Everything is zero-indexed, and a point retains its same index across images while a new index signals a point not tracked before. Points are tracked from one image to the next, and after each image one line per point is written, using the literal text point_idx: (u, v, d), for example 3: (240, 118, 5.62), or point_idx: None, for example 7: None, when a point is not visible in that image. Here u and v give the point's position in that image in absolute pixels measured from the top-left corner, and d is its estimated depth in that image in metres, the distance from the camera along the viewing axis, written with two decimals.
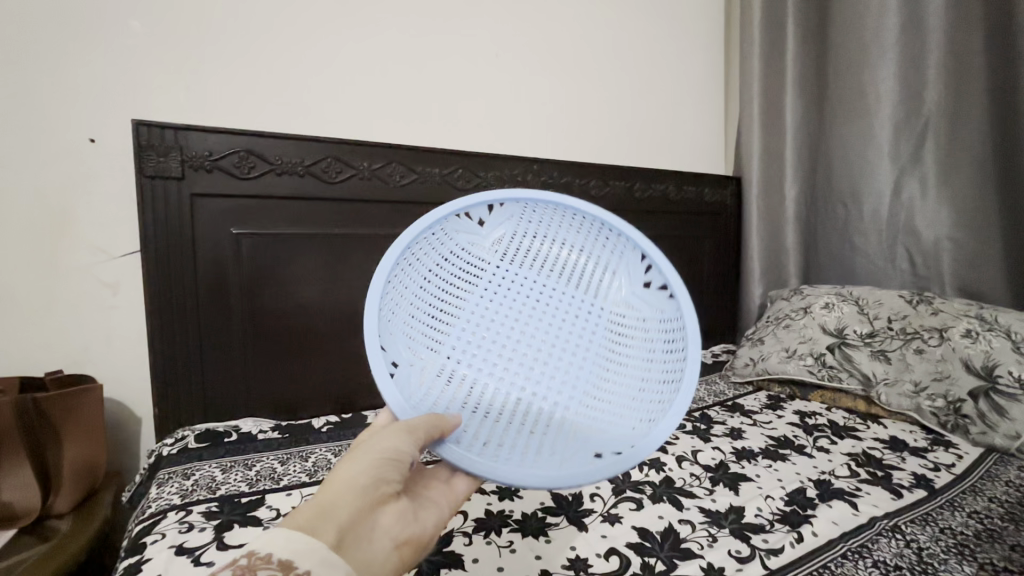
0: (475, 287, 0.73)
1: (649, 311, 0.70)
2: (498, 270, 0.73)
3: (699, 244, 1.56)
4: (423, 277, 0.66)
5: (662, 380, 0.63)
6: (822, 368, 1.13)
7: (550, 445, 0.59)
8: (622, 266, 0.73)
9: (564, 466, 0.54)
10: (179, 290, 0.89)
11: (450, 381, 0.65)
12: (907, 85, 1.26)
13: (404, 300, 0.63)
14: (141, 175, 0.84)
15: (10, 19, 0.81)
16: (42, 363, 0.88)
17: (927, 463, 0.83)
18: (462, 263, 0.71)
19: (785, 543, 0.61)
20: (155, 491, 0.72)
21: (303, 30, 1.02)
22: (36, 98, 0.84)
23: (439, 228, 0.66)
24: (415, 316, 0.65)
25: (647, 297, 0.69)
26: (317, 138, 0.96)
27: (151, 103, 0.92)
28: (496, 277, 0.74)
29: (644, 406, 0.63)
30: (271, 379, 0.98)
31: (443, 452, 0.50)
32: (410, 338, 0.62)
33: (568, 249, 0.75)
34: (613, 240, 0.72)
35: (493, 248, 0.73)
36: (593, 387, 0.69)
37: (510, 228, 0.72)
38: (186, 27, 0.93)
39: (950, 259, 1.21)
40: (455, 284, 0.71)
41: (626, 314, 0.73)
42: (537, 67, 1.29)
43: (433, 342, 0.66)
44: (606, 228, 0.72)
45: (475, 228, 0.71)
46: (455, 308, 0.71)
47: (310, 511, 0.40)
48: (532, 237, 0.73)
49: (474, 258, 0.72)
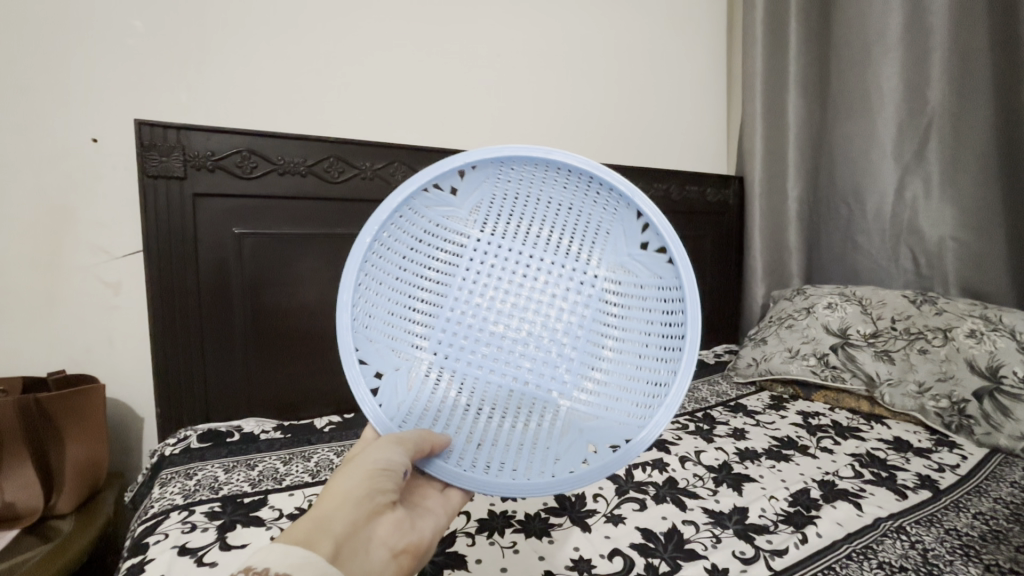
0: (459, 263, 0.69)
1: (647, 275, 0.66)
2: (480, 241, 0.69)
3: (701, 244, 1.55)
4: (399, 267, 0.64)
5: (659, 361, 0.62)
6: (826, 368, 1.12)
7: (542, 444, 0.61)
8: (613, 227, 0.67)
9: (551, 468, 0.58)
10: (181, 290, 0.89)
11: (441, 376, 0.64)
12: (911, 84, 1.25)
13: (381, 300, 0.62)
14: (144, 175, 0.84)
15: (14, 20, 0.81)
16: (45, 363, 0.88)
17: (932, 463, 0.83)
18: (440, 240, 0.68)
19: (790, 544, 0.61)
20: (158, 491, 0.72)
21: (305, 30, 1.02)
22: (39, 99, 0.84)
23: (406, 209, 0.61)
24: (394, 312, 0.64)
25: (641, 257, 0.65)
26: (319, 138, 0.96)
27: (153, 103, 0.91)
28: (478, 250, 0.69)
29: (639, 390, 0.63)
30: (273, 380, 0.98)
31: (432, 469, 0.53)
32: (393, 340, 0.63)
33: (554, 209, 0.68)
34: (602, 198, 0.65)
35: (472, 218, 0.68)
36: (589, 368, 0.68)
37: (487, 193, 0.66)
38: (188, 26, 0.92)
39: (954, 259, 1.20)
40: (435, 265, 0.68)
41: (620, 281, 0.69)
42: (539, 66, 1.29)
43: (419, 334, 0.65)
44: (593, 183, 0.64)
45: (448, 199, 0.65)
46: (439, 290, 0.68)
47: (307, 525, 0.40)
48: (511, 202, 0.67)
49: (453, 232, 0.68)
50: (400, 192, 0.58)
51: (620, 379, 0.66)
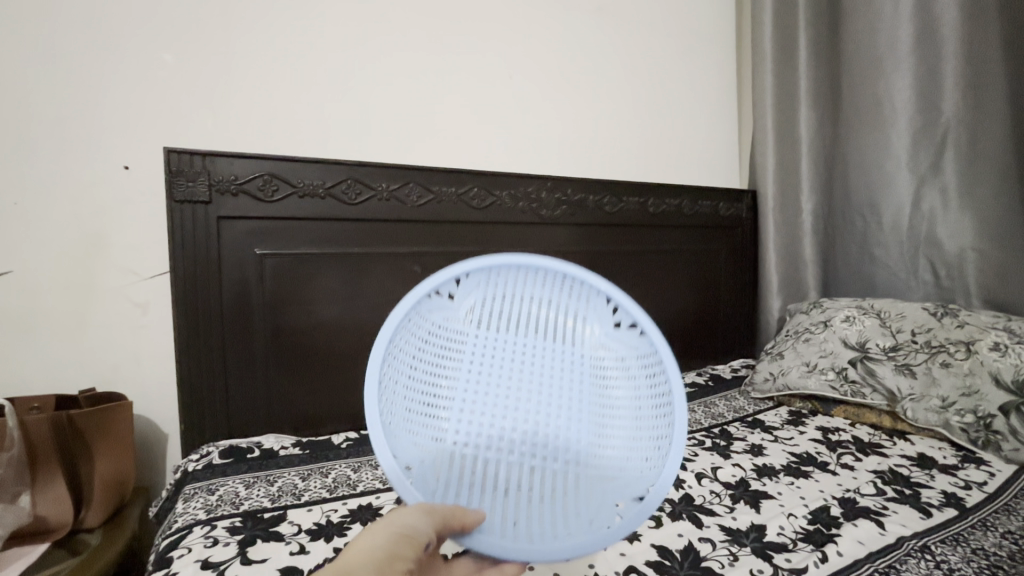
0: (459, 366, 0.61)
1: (627, 350, 0.61)
2: (478, 343, 0.61)
3: (715, 259, 1.55)
4: (409, 365, 0.58)
5: (654, 406, 0.57)
6: (845, 382, 1.10)
7: (573, 507, 0.54)
8: (585, 310, 0.62)
9: (593, 504, 0.54)
10: (205, 309, 0.92)
11: (472, 462, 0.57)
12: (924, 94, 1.25)
13: (397, 398, 0.56)
14: (171, 200, 0.88)
15: (53, 56, 0.87)
16: (77, 381, 0.92)
17: (958, 481, 0.81)
18: (441, 342, 0.61)
19: (809, 563, 0.60)
20: (181, 506, 0.74)
21: (324, 57, 1.06)
22: (75, 129, 0.89)
23: (412, 315, 0.57)
24: (410, 407, 0.57)
25: (619, 337, 0.61)
26: (337, 161, 0.99)
27: (181, 132, 0.96)
28: (476, 348, 0.62)
29: (649, 441, 0.57)
30: (291, 397, 1.00)
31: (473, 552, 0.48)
32: (415, 435, 0.56)
33: (541, 306, 0.61)
34: (562, 290, 0.61)
35: (469, 318, 0.61)
36: (597, 414, 0.61)
37: (480, 295, 0.61)
38: (213, 58, 0.97)
39: (976, 270, 1.18)
40: (441, 364, 0.60)
41: (604, 358, 0.62)
42: (551, 88, 1.32)
43: (438, 427, 0.58)
44: (573, 279, 0.59)
45: (445, 303, 0.60)
46: (450, 386, 0.61)
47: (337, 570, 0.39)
48: (508, 302, 0.61)
49: (450, 333, 0.61)
50: (403, 302, 0.54)
51: (627, 442, 0.59)
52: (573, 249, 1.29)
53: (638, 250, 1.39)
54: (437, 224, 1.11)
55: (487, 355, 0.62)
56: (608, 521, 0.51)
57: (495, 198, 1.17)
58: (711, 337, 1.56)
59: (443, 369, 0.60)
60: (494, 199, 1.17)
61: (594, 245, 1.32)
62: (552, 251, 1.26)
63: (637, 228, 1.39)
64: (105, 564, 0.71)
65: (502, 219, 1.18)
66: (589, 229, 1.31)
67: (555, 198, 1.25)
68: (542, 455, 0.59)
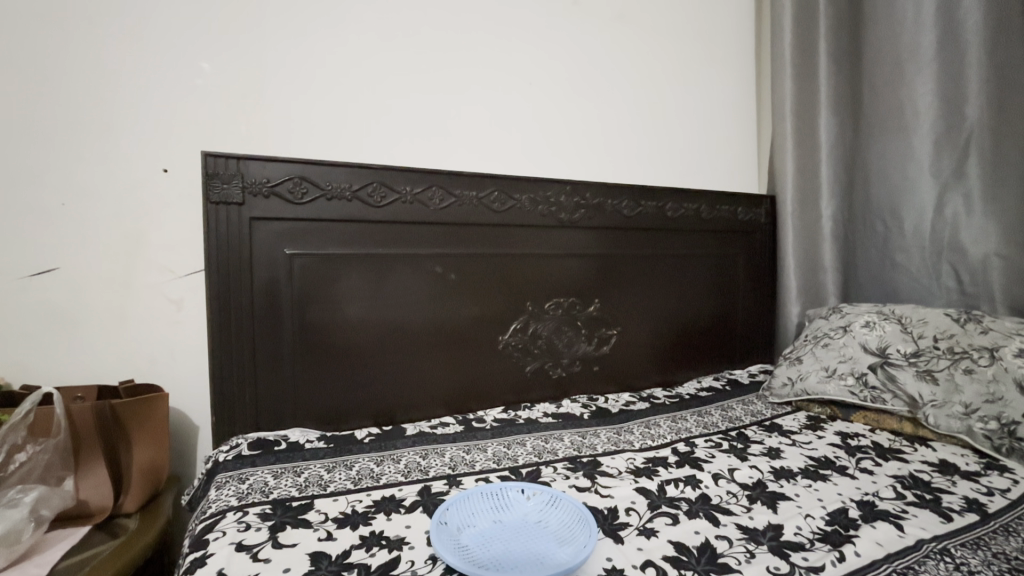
0: (485, 522, 0.67)
1: (654, 544, 0.64)
2: (509, 515, 0.69)
3: (733, 265, 1.55)
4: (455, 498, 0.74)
5: (661, 548, 0.63)
6: (864, 388, 1.10)
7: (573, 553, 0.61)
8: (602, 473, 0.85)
9: (592, 563, 0.60)
10: (238, 306, 0.96)
11: (486, 544, 0.62)
12: (948, 99, 1.24)
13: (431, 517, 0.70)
14: (207, 202, 0.92)
15: (101, 65, 0.93)
16: (116, 373, 0.97)
17: (980, 487, 0.80)
18: (476, 501, 0.72)
19: (826, 562, 0.60)
20: (214, 493, 0.77)
21: (352, 65, 1.10)
22: (119, 135, 0.94)
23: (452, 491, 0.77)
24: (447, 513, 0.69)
25: (635, 520, 0.70)
26: (364, 165, 1.03)
27: (217, 137, 1.00)
28: (504, 518, 0.68)
29: (654, 551, 0.63)
30: (316, 393, 1.03)
31: None
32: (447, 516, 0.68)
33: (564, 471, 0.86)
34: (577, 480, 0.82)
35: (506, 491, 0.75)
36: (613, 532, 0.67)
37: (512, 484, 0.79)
38: (248, 67, 1.02)
39: (1000, 277, 1.17)
40: (476, 505, 0.71)
41: (624, 509, 0.73)
42: (572, 93, 1.34)
43: (457, 530, 0.65)
44: (579, 477, 0.84)
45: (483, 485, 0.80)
46: (486, 513, 0.69)
47: None
48: (534, 479, 0.83)
49: (487, 497, 0.73)
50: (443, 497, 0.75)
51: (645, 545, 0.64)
52: (591, 253, 1.30)
53: (655, 253, 1.40)
54: (458, 226, 1.14)
55: (513, 524, 0.67)
56: (598, 568, 0.59)
57: (515, 202, 1.19)
58: (729, 342, 1.56)
59: (474, 515, 0.69)
60: (514, 203, 1.19)
61: (613, 249, 1.33)
62: (571, 254, 1.28)
63: (656, 233, 1.40)
64: (132, 558, 0.72)
65: (522, 222, 1.20)
66: (607, 233, 1.32)
67: (574, 202, 1.26)
68: (551, 538, 0.64)
